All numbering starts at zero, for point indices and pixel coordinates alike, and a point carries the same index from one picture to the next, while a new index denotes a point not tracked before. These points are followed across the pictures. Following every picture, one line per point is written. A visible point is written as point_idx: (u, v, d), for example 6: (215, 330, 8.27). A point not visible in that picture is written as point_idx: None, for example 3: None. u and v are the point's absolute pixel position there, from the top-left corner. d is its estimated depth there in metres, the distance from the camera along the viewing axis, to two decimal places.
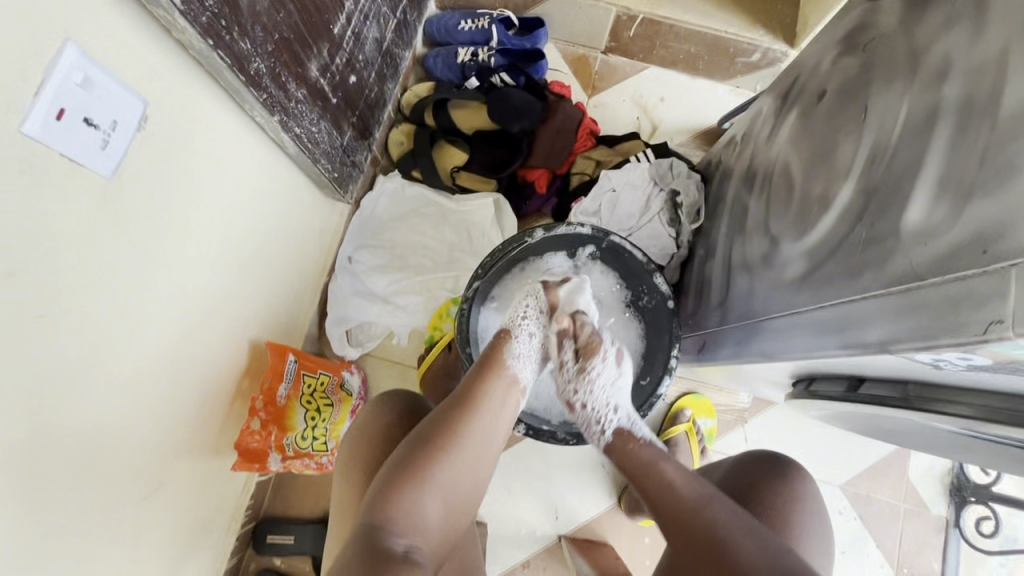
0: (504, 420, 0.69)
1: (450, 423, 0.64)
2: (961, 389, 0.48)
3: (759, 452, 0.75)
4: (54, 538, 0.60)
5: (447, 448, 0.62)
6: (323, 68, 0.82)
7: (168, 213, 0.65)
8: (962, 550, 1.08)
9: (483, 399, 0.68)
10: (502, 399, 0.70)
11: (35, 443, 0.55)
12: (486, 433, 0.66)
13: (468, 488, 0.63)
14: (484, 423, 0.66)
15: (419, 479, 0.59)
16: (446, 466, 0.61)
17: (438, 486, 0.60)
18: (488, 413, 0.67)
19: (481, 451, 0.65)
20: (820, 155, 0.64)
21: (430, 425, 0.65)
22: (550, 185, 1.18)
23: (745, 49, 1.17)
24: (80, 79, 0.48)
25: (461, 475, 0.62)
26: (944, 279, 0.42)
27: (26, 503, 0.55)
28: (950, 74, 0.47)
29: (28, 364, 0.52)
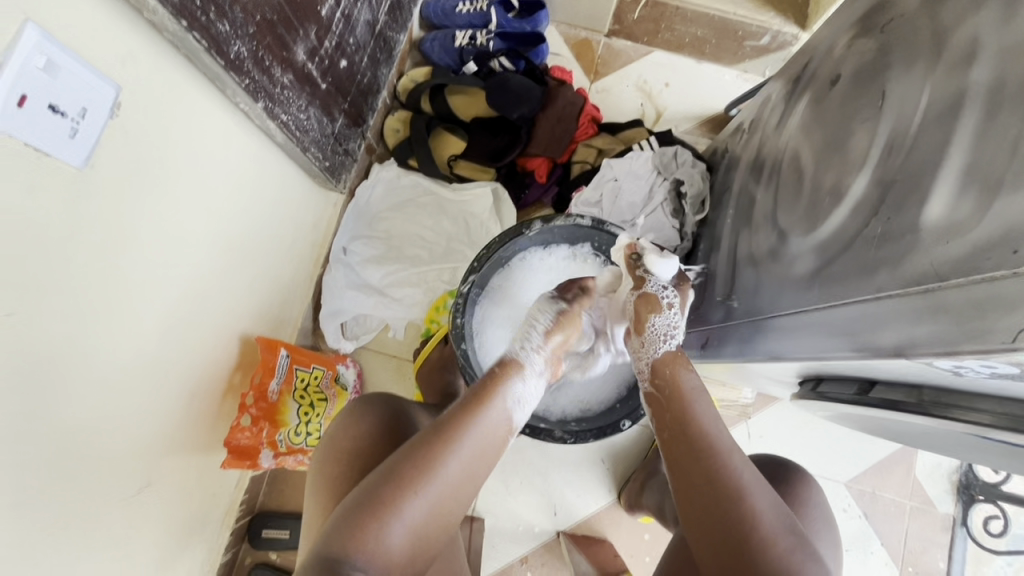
0: (486, 453, 0.63)
1: (424, 460, 0.59)
2: (978, 395, 0.46)
3: (773, 457, 0.74)
4: (43, 535, 0.59)
5: (415, 490, 0.57)
6: (310, 52, 0.79)
7: (152, 206, 0.63)
8: (969, 548, 1.06)
9: (466, 433, 0.62)
10: (488, 431, 0.64)
11: (23, 440, 0.54)
12: (462, 470, 0.61)
13: (436, 526, 0.59)
14: (461, 458, 0.61)
15: (380, 513, 0.56)
16: (412, 503, 0.57)
17: (403, 522, 0.56)
18: (468, 449, 0.61)
19: (453, 487, 0.60)
20: (832, 144, 0.60)
21: (405, 455, 0.60)
22: (550, 173, 1.15)
23: (754, 32, 1.15)
24: (42, 63, 0.45)
25: (430, 511, 0.58)
26: (969, 280, 0.39)
27: (15, 500, 0.54)
28: (976, 57, 0.43)
29: (15, 360, 0.51)
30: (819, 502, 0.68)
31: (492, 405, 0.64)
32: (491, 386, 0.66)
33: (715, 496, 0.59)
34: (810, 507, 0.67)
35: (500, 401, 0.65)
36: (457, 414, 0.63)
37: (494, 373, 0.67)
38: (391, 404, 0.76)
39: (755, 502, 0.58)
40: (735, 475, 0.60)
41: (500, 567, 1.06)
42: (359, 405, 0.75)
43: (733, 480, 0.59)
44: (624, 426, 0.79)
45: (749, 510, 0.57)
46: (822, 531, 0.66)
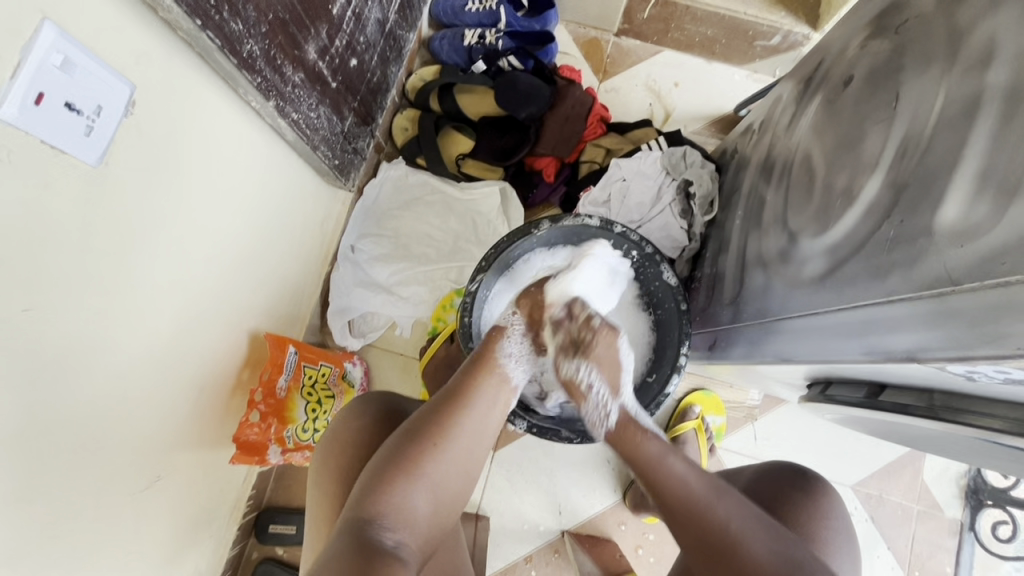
0: (495, 409, 0.66)
1: (438, 422, 0.61)
2: (993, 400, 0.45)
3: (788, 462, 0.74)
4: (61, 523, 0.61)
5: (433, 446, 0.60)
6: (321, 50, 0.79)
7: (168, 203, 0.64)
8: (976, 553, 1.05)
9: (472, 390, 0.65)
10: (494, 389, 0.67)
11: (45, 430, 0.56)
12: (476, 427, 0.64)
13: (458, 484, 0.61)
14: (473, 416, 0.64)
15: (404, 474, 0.57)
16: (432, 464, 0.59)
17: (424, 484, 0.58)
18: (475, 412, 0.64)
19: (470, 445, 0.62)
20: (844, 146, 0.60)
21: (418, 422, 0.62)
22: (558, 173, 1.15)
23: (765, 32, 1.14)
24: (59, 61, 0.45)
25: (450, 472, 0.60)
26: (984, 285, 0.38)
27: (36, 488, 0.56)
28: (994, 59, 0.43)
29: (40, 352, 0.53)
30: (832, 506, 0.68)
31: (495, 366, 0.68)
32: (489, 348, 0.69)
33: (706, 544, 0.59)
34: (822, 513, 0.67)
35: (502, 361, 0.69)
36: (462, 379, 0.67)
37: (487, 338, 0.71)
38: (394, 404, 0.76)
39: (749, 546, 0.57)
40: (723, 528, 0.59)
41: (504, 565, 1.07)
42: (359, 407, 0.74)
43: (723, 537, 0.58)
44: None
45: (745, 561, 0.57)
46: (838, 535, 0.66)
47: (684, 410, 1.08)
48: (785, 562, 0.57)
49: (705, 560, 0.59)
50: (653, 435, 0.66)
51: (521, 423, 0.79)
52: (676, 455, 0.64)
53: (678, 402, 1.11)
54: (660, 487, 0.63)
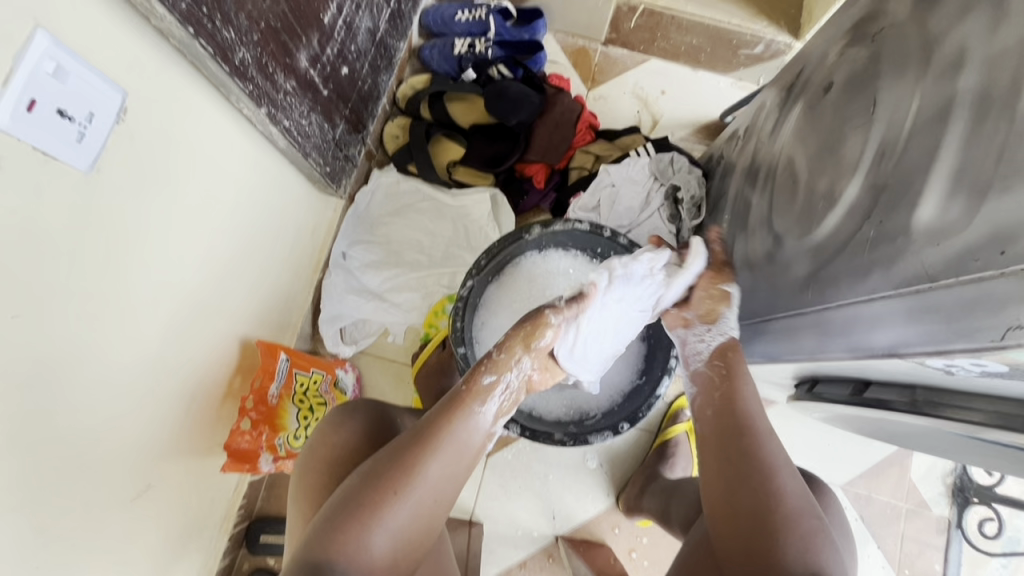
0: (465, 462, 0.64)
1: (402, 467, 0.60)
2: (971, 394, 0.47)
3: (785, 466, 0.75)
4: (51, 531, 0.60)
5: (394, 493, 0.59)
6: (312, 58, 0.80)
7: (159, 210, 0.64)
8: (964, 550, 1.07)
9: (441, 439, 0.62)
10: (465, 437, 0.64)
11: (36, 436, 0.55)
12: (442, 476, 0.62)
13: (419, 531, 0.61)
14: (439, 463, 0.61)
15: (358, 522, 0.57)
16: (390, 512, 0.58)
17: (382, 529, 0.58)
18: (442, 459, 0.62)
19: (435, 490, 0.61)
20: (826, 149, 0.62)
21: (378, 465, 0.61)
22: (548, 180, 1.16)
23: (748, 40, 1.18)
24: (52, 69, 0.46)
25: (411, 518, 0.60)
26: (959, 282, 0.40)
27: (27, 494, 0.56)
28: (965, 65, 0.44)
29: (31, 359, 0.52)
30: (827, 506, 0.69)
31: (468, 413, 0.64)
32: (466, 394, 0.65)
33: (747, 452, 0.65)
34: None
35: (474, 410, 0.64)
36: (433, 421, 0.63)
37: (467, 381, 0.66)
38: (376, 416, 0.75)
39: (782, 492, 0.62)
40: (773, 456, 0.65)
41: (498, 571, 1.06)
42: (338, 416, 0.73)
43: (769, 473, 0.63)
44: (623, 429, 0.80)
45: (777, 487, 0.62)
46: (835, 532, 0.67)
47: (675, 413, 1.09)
48: (810, 511, 0.61)
49: (744, 467, 0.64)
50: (749, 374, 0.72)
51: (514, 427, 0.79)
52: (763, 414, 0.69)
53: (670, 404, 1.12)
54: (727, 404, 0.70)
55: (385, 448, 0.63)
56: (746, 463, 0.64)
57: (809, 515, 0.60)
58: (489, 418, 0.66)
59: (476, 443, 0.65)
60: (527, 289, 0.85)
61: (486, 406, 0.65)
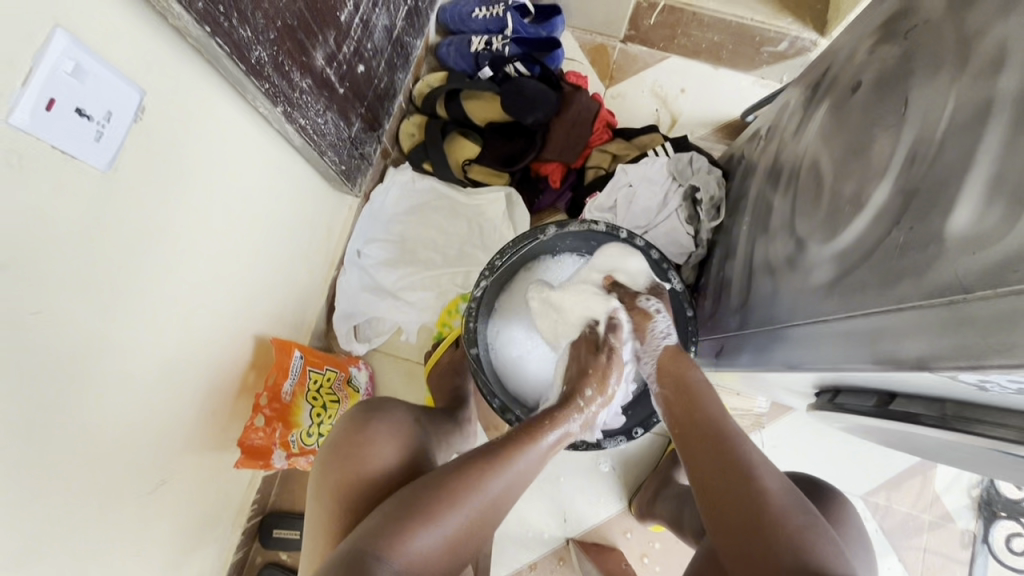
0: (525, 484, 0.64)
1: (473, 479, 0.60)
2: (1005, 411, 0.44)
3: (806, 479, 0.73)
4: (74, 522, 0.62)
5: (461, 502, 0.59)
6: (329, 56, 0.80)
7: (189, 212, 0.67)
8: (990, 566, 1.04)
9: (512, 459, 0.63)
10: (529, 460, 0.64)
11: (59, 429, 0.57)
12: (503, 494, 0.61)
13: (469, 542, 0.60)
14: (506, 483, 0.62)
15: (425, 519, 0.56)
16: (453, 516, 0.58)
17: (442, 531, 0.57)
18: (511, 476, 0.62)
19: (495, 509, 0.61)
20: (853, 151, 0.60)
21: (446, 471, 0.61)
22: (564, 179, 1.15)
23: (771, 38, 1.16)
24: (70, 68, 0.46)
25: (465, 527, 0.59)
26: (996, 294, 0.38)
27: (49, 487, 0.57)
28: (1006, 64, 0.42)
29: (55, 352, 0.54)
30: (851, 524, 0.66)
31: (539, 448, 0.66)
32: (541, 426, 0.68)
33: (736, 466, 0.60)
34: (840, 532, 0.65)
35: (548, 439, 0.67)
36: (501, 443, 0.64)
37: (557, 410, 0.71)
38: (412, 434, 0.76)
39: (769, 490, 0.57)
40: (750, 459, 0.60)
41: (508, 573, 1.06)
42: (364, 414, 0.74)
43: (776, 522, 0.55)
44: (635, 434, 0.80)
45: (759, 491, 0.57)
46: (859, 551, 0.65)
47: None
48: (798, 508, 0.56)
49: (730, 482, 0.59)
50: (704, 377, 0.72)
51: None
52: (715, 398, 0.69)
53: None
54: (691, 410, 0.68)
55: (452, 459, 0.63)
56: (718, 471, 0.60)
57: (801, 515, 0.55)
58: (562, 437, 0.69)
59: (533, 468, 0.65)
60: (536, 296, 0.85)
61: (552, 440, 0.68)
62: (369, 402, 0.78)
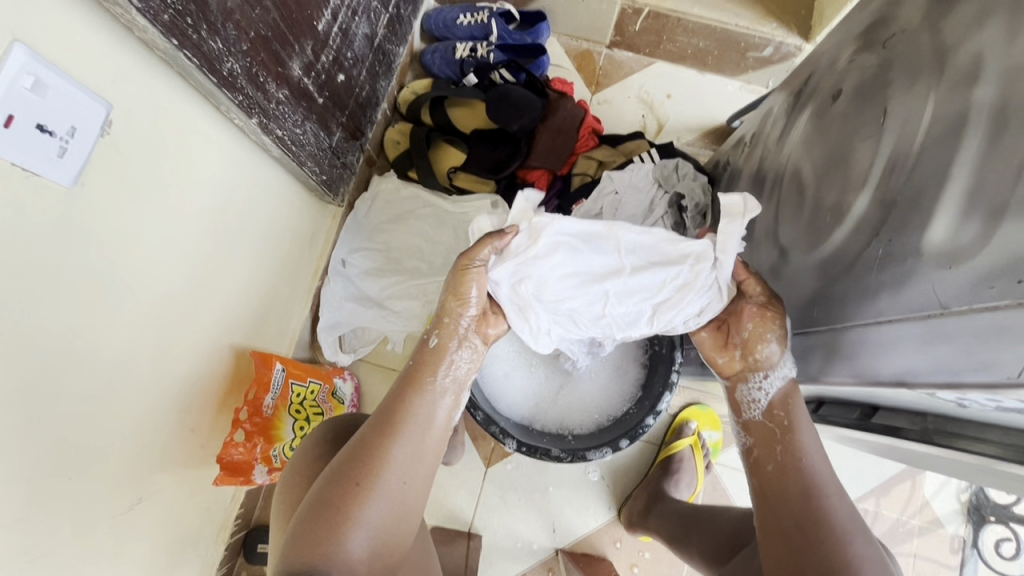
0: (432, 437, 0.62)
1: (368, 459, 0.58)
2: (986, 425, 0.44)
3: None
4: (45, 546, 0.60)
5: (369, 485, 0.57)
6: (306, 66, 0.79)
7: (161, 225, 0.65)
8: (980, 570, 1.04)
9: (402, 421, 0.61)
10: (427, 415, 0.63)
11: (26, 452, 0.55)
12: (406, 459, 0.60)
13: (395, 520, 0.58)
14: (404, 445, 0.60)
15: (332, 518, 0.55)
16: (362, 505, 0.56)
17: (360, 525, 0.56)
18: (409, 438, 0.61)
19: (404, 477, 0.59)
20: (833, 161, 0.59)
21: (344, 462, 0.59)
22: (551, 186, 1.13)
23: (755, 43, 1.17)
24: (31, 83, 0.45)
25: (383, 509, 0.57)
26: (974, 309, 0.37)
27: (18, 510, 0.55)
28: (982, 74, 0.41)
29: (20, 373, 0.52)
30: None
31: (426, 390, 0.63)
32: (421, 369, 0.64)
33: (812, 523, 0.54)
34: None
35: (433, 381, 0.64)
36: (390, 406, 0.62)
37: (419, 361, 0.65)
38: (355, 424, 0.75)
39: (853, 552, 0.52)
40: (833, 522, 0.54)
41: None
42: (327, 432, 0.72)
43: (831, 530, 0.53)
44: (622, 445, 0.78)
45: (845, 560, 0.52)
46: None
47: (679, 426, 1.07)
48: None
49: (795, 547, 0.54)
50: (803, 412, 0.60)
51: (510, 442, 0.78)
52: (811, 435, 0.59)
53: (674, 417, 1.10)
54: (783, 457, 0.59)
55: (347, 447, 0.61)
56: (789, 526, 0.55)
57: None
58: (456, 377, 0.65)
59: (437, 418, 0.63)
60: (508, 295, 0.65)
61: (444, 377, 0.64)
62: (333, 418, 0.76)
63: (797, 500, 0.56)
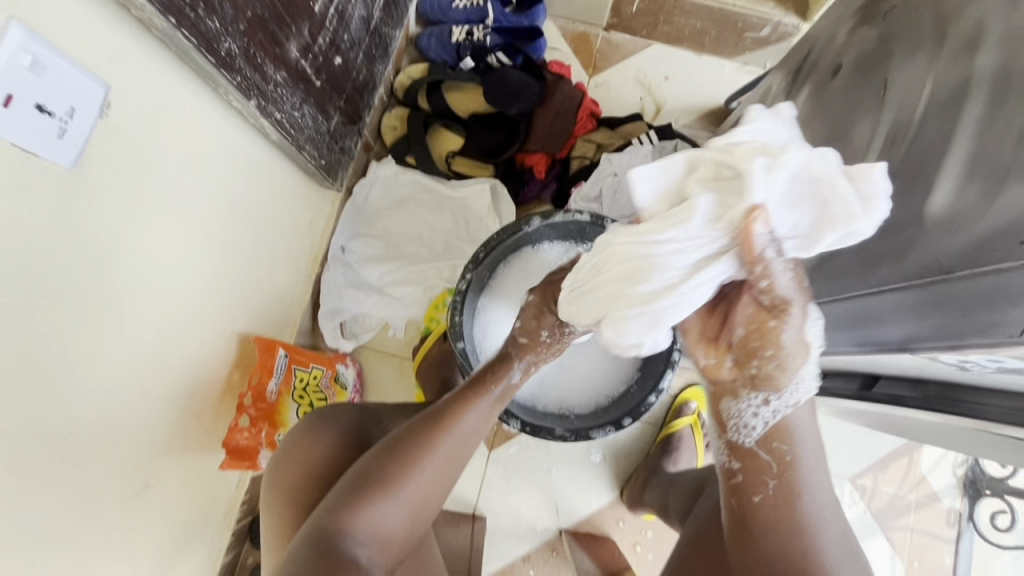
0: (478, 432, 0.65)
1: (420, 446, 0.60)
2: (982, 390, 0.45)
3: None
4: (55, 529, 0.60)
5: (415, 469, 0.59)
6: (304, 49, 0.78)
7: (162, 210, 0.65)
8: (975, 543, 1.06)
9: (455, 421, 0.62)
10: (478, 417, 0.64)
11: (33, 436, 0.55)
12: (454, 453, 0.62)
13: (430, 504, 0.62)
14: (455, 441, 0.62)
15: (377, 494, 0.58)
16: (406, 486, 0.59)
17: (400, 504, 0.58)
18: (460, 434, 0.62)
19: (448, 467, 0.62)
20: (833, 135, 0.59)
21: (395, 442, 0.61)
22: (548, 170, 1.14)
23: (754, 24, 1.14)
24: (28, 62, 0.44)
25: (424, 494, 0.60)
26: (975, 273, 0.38)
27: (27, 494, 0.56)
28: (984, 40, 0.42)
29: (25, 357, 0.52)
30: None
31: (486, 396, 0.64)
32: (487, 377, 0.65)
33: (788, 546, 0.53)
34: None
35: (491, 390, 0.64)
36: (450, 403, 0.63)
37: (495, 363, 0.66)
38: (358, 416, 0.74)
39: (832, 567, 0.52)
40: (814, 543, 0.53)
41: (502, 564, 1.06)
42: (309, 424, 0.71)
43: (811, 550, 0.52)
44: (625, 424, 0.80)
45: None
46: None
47: (679, 406, 1.08)
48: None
49: (775, 566, 0.53)
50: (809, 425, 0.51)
51: (515, 423, 0.78)
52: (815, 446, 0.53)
53: (674, 397, 1.11)
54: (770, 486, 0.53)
55: (399, 429, 0.63)
56: (775, 551, 0.53)
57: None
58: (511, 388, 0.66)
59: (485, 419, 0.64)
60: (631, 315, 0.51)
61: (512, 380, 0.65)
62: (322, 409, 0.75)
63: (780, 527, 0.53)
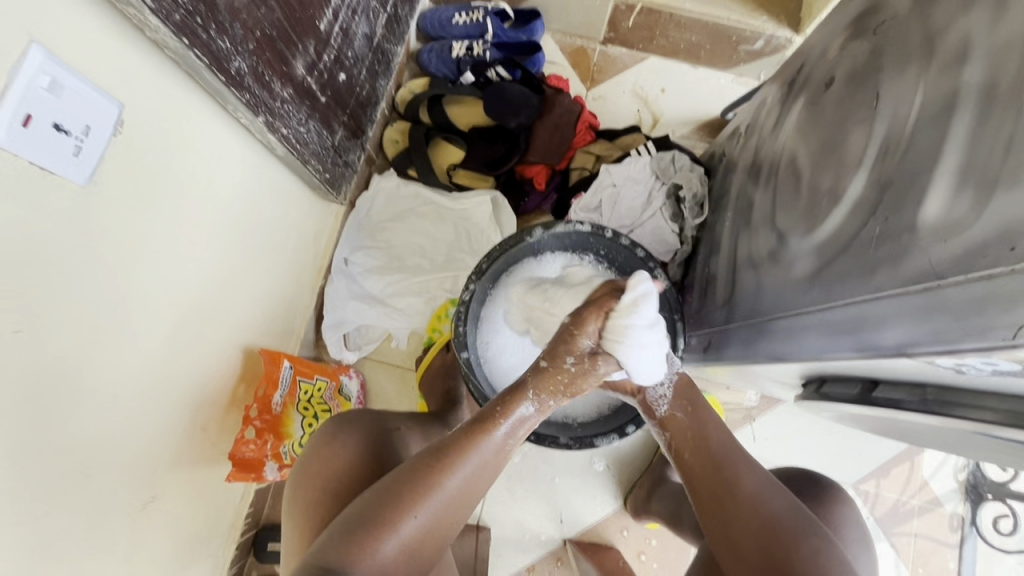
0: (485, 471, 0.63)
1: (422, 480, 0.59)
2: (981, 392, 0.46)
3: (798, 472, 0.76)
4: (65, 543, 0.61)
5: (415, 506, 0.58)
6: (309, 66, 0.80)
7: (172, 224, 0.66)
8: (978, 547, 1.06)
9: (462, 457, 0.61)
10: (487, 456, 0.62)
11: (45, 450, 0.56)
12: (460, 489, 0.61)
13: (430, 541, 0.60)
14: (457, 478, 0.61)
15: (376, 528, 0.57)
16: (404, 523, 0.58)
17: (399, 539, 0.57)
18: (466, 471, 0.61)
19: (451, 505, 0.61)
20: (828, 146, 0.61)
21: (397, 479, 0.60)
22: (549, 181, 1.15)
23: (747, 36, 1.21)
24: (47, 83, 0.46)
25: (423, 531, 0.59)
26: (968, 279, 0.39)
27: (39, 507, 0.56)
28: (971, 54, 0.43)
29: (39, 370, 0.53)
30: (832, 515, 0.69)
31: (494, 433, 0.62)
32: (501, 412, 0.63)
33: (730, 505, 0.63)
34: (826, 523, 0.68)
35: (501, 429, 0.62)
36: (458, 440, 0.62)
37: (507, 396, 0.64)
38: (372, 424, 0.75)
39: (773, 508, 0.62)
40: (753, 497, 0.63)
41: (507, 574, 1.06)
42: (332, 430, 0.73)
43: (755, 505, 0.62)
44: (629, 431, 0.80)
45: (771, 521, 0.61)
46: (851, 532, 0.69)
47: None
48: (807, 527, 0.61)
49: (732, 532, 0.62)
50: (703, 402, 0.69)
51: None
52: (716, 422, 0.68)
53: None
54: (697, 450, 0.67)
55: (403, 464, 0.62)
56: (728, 512, 0.63)
57: (807, 533, 0.60)
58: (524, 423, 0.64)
59: (495, 456, 0.63)
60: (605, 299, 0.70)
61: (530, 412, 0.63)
62: (338, 415, 0.76)
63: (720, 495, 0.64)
